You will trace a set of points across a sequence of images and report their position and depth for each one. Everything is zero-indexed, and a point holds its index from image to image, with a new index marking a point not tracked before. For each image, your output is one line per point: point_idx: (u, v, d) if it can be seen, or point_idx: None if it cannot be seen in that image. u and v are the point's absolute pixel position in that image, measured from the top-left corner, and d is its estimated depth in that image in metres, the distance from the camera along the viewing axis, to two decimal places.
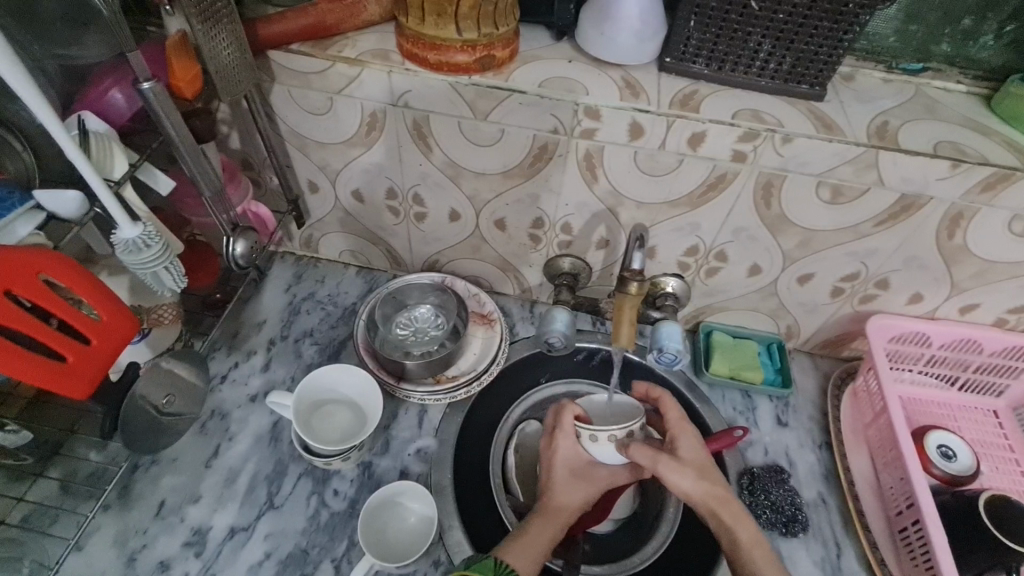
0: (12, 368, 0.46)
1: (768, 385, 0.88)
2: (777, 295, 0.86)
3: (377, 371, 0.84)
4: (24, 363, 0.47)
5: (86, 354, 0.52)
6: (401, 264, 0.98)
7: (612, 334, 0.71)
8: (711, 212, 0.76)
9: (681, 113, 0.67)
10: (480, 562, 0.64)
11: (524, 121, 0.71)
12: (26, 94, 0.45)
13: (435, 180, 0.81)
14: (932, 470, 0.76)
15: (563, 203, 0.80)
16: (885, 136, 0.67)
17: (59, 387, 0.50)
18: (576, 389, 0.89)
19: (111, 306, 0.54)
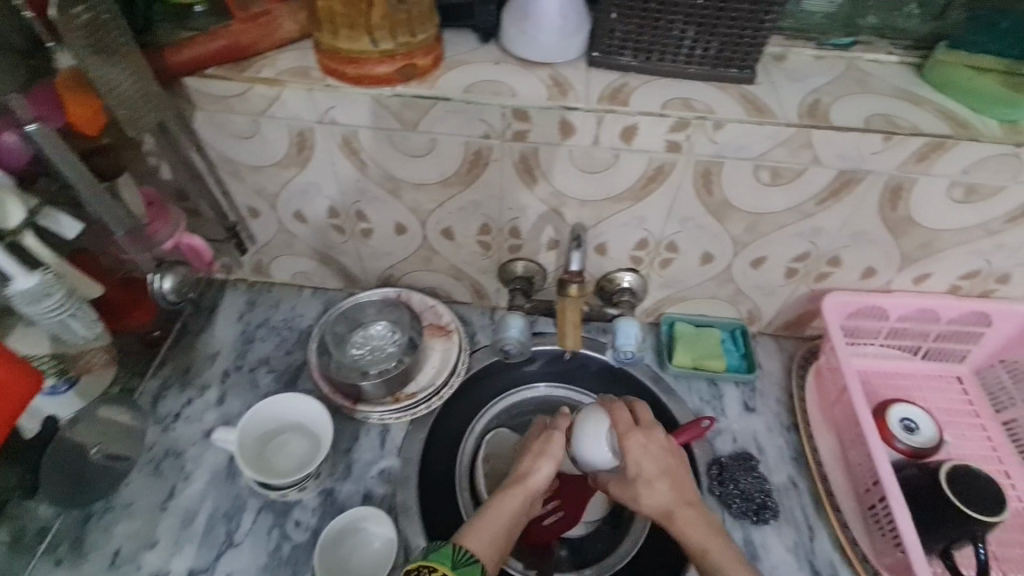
0: None
1: (733, 371, 0.88)
2: (732, 281, 0.86)
3: (333, 395, 0.81)
4: None
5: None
6: (355, 282, 0.97)
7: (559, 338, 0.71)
8: (654, 204, 0.75)
9: (610, 108, 0.66)
10: (438, 550, 0.60)
11: (453, 128, 0.69)
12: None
13: (374, 194, 0.79)
14: (895, 444, 0.74)
15: (507, 207, 0.78)
16: (816, 114, 0.66)
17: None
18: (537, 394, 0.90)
19: (10, 366, 0.54)
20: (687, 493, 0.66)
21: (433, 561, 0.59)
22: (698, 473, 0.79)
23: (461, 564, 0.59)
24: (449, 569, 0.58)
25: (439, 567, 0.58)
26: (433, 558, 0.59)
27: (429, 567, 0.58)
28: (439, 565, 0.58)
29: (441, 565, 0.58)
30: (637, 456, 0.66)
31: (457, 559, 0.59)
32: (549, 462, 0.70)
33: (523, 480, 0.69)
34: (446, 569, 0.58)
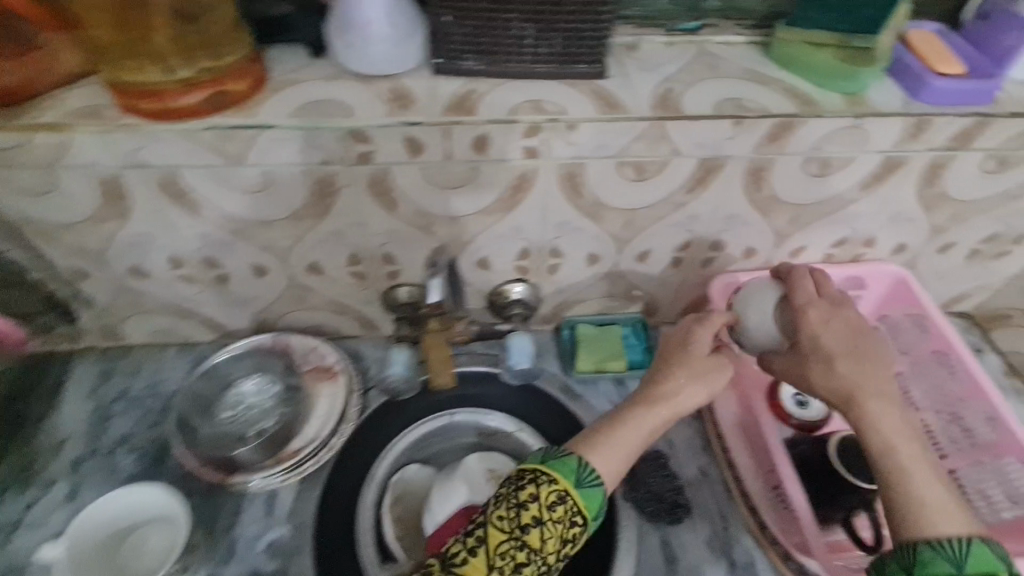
0: None
1: (637, 368, 0.86)
2: (623, 277, 0.84)
3: (202, 469, 0.72)
4: None
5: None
6: (227, 332, 0.87)
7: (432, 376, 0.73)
8: (527, 213, 0.71)
9: (455, 119, 0.60)
10: (561, 460, 0.60)
11: (285, 157, 0.61)
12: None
13: (218, 238, 0.70)
14: (789, 420, 0.79)
15: (372, 233, 0.72)
16: (668, 104, 0.64)
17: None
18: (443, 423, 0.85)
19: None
20: (879, 372, 0.61)
21: (555, 472, 0.58)
22: None
23: (584, 483, 0.59)
24: (572, 485, 0.58)
25: (563, 482, 0.58)
26: (556, 470, 0.59)
27: (547, 477, 0.58)
28: (564, 480, 0.58)
29: (565, 479, 0.58)
30: (815, 329, 0.64)
31: (581, 477, 0.59)
32: (689, 380, 0.66)
33: (671, 396, 0.65)
34: (568, 485, 0.58)
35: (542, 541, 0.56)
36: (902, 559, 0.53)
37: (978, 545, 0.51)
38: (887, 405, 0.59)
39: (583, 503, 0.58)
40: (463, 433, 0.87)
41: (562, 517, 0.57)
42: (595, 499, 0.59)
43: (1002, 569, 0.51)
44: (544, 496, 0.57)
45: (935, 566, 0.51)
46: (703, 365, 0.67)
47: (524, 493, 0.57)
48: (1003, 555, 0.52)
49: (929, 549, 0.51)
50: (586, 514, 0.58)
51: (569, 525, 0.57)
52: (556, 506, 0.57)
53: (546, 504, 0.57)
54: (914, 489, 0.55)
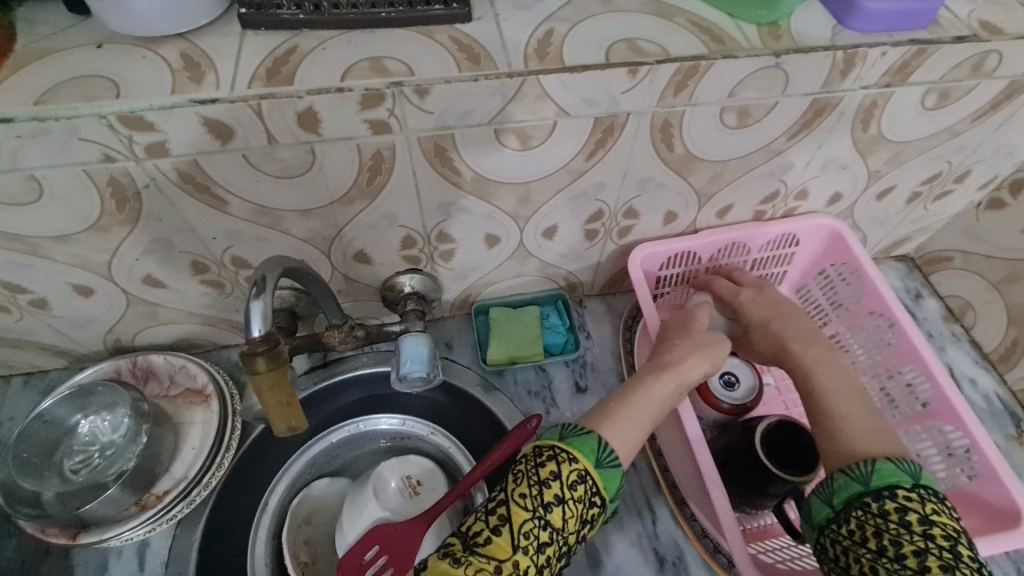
0: None
1: (557, 353, 0.79)
2: (532, 256, 0.74)
3: (42, 530, 0.61)
4: None
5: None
6: (78, 357, 0.74)
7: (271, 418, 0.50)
8: (397, 198, 0.59)
9: (265, 90, 0.46)
10: (580, 439, 0.51)
11: (45, 157, 0.47)
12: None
13: (9, 260, 0.56)
14: (718, 405, 0.69)
15: (209, 237, 0.58)
16: (547, 53, 0.51)
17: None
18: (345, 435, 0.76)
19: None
20: (813, 330, 0.65)
21: (576, 450, 0.50)
22: None
23: (603, 463, 0.50)
24: (593, 465, 0.49)
25: (583, 460, 0.49)
26: (575, 447, 0.50)
27: (568, 454, 0.49)
28: (584, 458, 0.49)
29: (586, 458, 0.49)
30: (745, 304, 0.69)
31: (601, 457, 0.50)
32: (694, 349, 0.62)
33: (675, 364, 0.60)
34: (590, 465, 0.49)
35: (565, 521, 0.47)
36: (821, 492, 0.52)
37: (885, 460, 0.50)
38: (821, 353, 0.61)
39: (602, 484, 0.49)
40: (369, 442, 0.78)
41: (584, 497, 0.48)
42: (613, 481, 0.50)
43: (907, 480, 0.48)
44: (566, 475, 0.48)
45: (844, 489, 0.50)
46: (707, 334, 0.64)
47: (544, 471, 0.48)
48: (916, 471, 0.49)
49: (840, 474, 0.51)
50: (606, 496, 0.50)
51: (589, 507, 0.48)
52: (578, 486, 0.48)
53: (568, 483, 0.48)
54: (851, 430, 0.54)
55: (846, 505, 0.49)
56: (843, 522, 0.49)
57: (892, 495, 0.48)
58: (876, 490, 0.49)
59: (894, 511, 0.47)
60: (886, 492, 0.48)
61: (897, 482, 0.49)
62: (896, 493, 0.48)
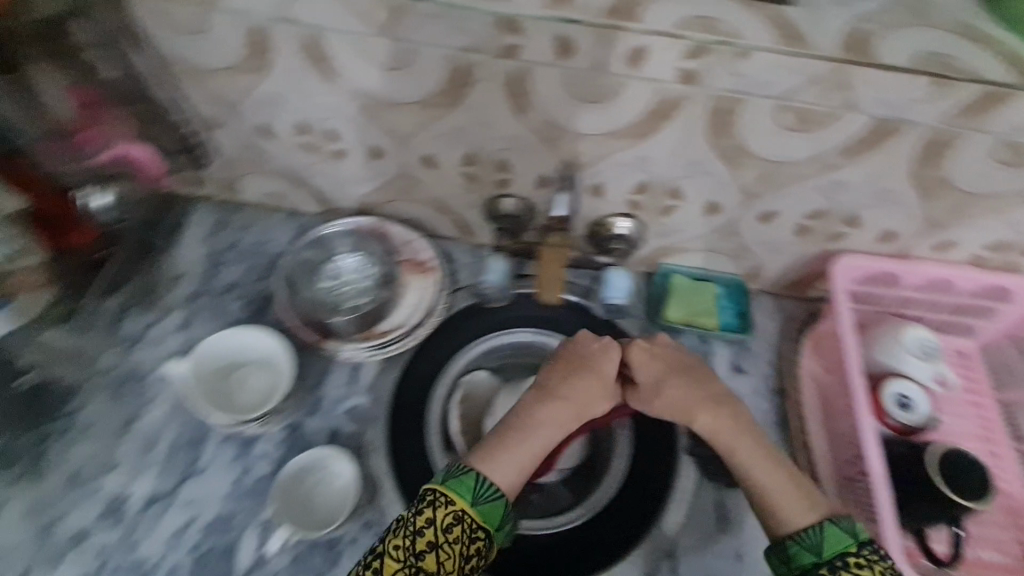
0: None
1: (725, 330, 0.84)
2: (738, 234, 0.79)
3: (302, 326, 0.78)
4: None
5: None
6: (332, 208, 0.90)
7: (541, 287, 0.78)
8: (661, 145, 0.67)
9: (617, 23, 0.55)
10: (459, 480, 0.59)
11: (432, 36, 0.58)
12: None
13: (348, 113, 0.71)
14: (886, 420, 0.71)
15: (495, 136, 0.70)
16: (860, 48, 0.56)
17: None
18: (513, 339, 0.80)
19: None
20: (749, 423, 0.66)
21: (451, 491, 0.58)
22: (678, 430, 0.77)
23: (480, 501, 0.59)
24: (469, 504, 0.58)
25: (458, 501, 0.58)
26: (452, 491, 0.58)
27: (445, 497, 0.57)
28: (459, 500, 0.58)
29: (463, 500, 0.58)
30: (636, 366, 0.70)
31: (478, 495, 0.59)
32: (597, 393, 0.68)
33: (546, 420, 0.66)
34: (464, 505, 0.58)
35: (439, 565, 0.55)
36: (778, 553, 0.59)
37: (830, 526, 0.58)
38: (761, 450, 0.64)
39: (481, 519, 0.58)
40: (527, 354, 0.81)
41: (460, 538, 0.56)
42: (492, 512, 0.59)
43: (852, 544, 0.56)
44: (439, 520, 0.56)
45: (799, 556, 0.58)
46: (573, 388, 0.68)
47: (421, 520, 0.56)
48: (853, 528, 0.58)
49: (794, 542, 0.58)
50: (489, 528, 0.58)
51: (470, 543, 0.56)
52: (453, 528, 0.56)
53: (443, 527, 0.56)
54: (784, 518, 0.60)
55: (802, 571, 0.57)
56: None
57: (845, 563, 0.55)
58: (829, 560, 0.56)
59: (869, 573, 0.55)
60: (836, 561, 0.56)
61: (843, 547, 0.56)
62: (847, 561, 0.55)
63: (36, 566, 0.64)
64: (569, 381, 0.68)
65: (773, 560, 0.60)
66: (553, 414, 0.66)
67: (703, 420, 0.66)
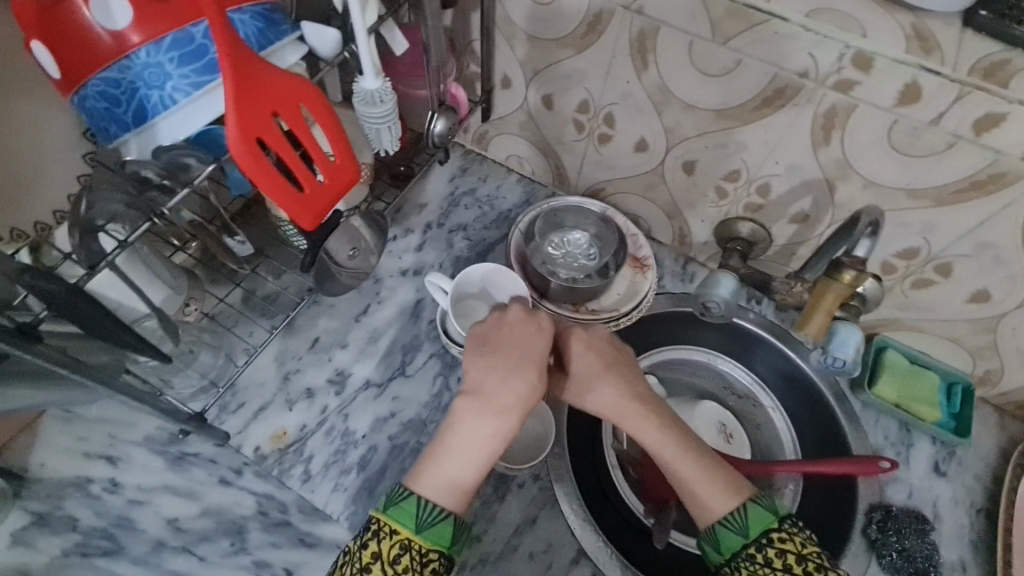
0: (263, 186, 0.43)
1: (939, 427, 0.77)
2: (993, 332, 0.72)
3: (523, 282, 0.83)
4: (272, 183, 0.43)
5: (164, 10, 0.49)
6: (564, 183, 0.95)
7: (801, 320, 0.68)
8: (958, 215, 0.63)
9: (981, 84, 0.53)
10: (399, 510, 0.57)
11: (767, 56, 0.61)
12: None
13: (637, 103, 0.75)
14: None
15: (773, 161, 0.71)
16: None
17: (85, 78, 0.49)
18: (689, 355, 0.86)
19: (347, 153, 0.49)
20: (626, 407, 0.64)
21: (394, 521, 0.56)
22: (857, 509, 0.73)
23: (425, 526, 0.56)
24: (413, 532, 0.55)
25: (400, 530, 0.55)
26: (393, 519, 0.56)
27: (389, 529, 0.55)
28: (402, 529, 0.55)
29: (405, 528, 0.55)
30: (507, 324, 0.65)
31: (421, 520, 0.56)
32: (506, 372, 0.62)
33: (484, 397, 0.61)
34: (409, 534, 0.55)
35: None
36: (710, 542, 0.58)
37: (755, 507, 0.57)
38: (638, 424, 0.63)
39: (429, 543, 0.55)
40: (701, 375, 0.87)
41: (411, 565, 0.54)
42: (439, 534, 0.56)
43: (773, 522, 0.55)
44: (387, 552, 0.54)
45: (727, 540, 0.56)
46: (482, 372, 0.62)
47: (366, 555, 0.54)
48: (774, 505, 0.57)
49: (719, 527, 0.57)
50: (441, 548, 0.56)
51: (423, 566, 0.55)
52: (400, 559, 0.54)
53: (389, 559, 0.54)
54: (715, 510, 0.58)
55: (734, 557, 0.56)
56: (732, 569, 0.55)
57: (769, 540, 0.54)
58: (755, 537, 0.55)
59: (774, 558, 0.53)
60: (761, 539, 0.55)
61: (766, 524, 0.55)
62: (772, 538, 0.54)
63: (273, 404, 0.75)
64: (484, 363, 0.63)
65: (710, 554, 0.58)
66: (481, 428, 0.61)
67: (601, 401, 0.65)
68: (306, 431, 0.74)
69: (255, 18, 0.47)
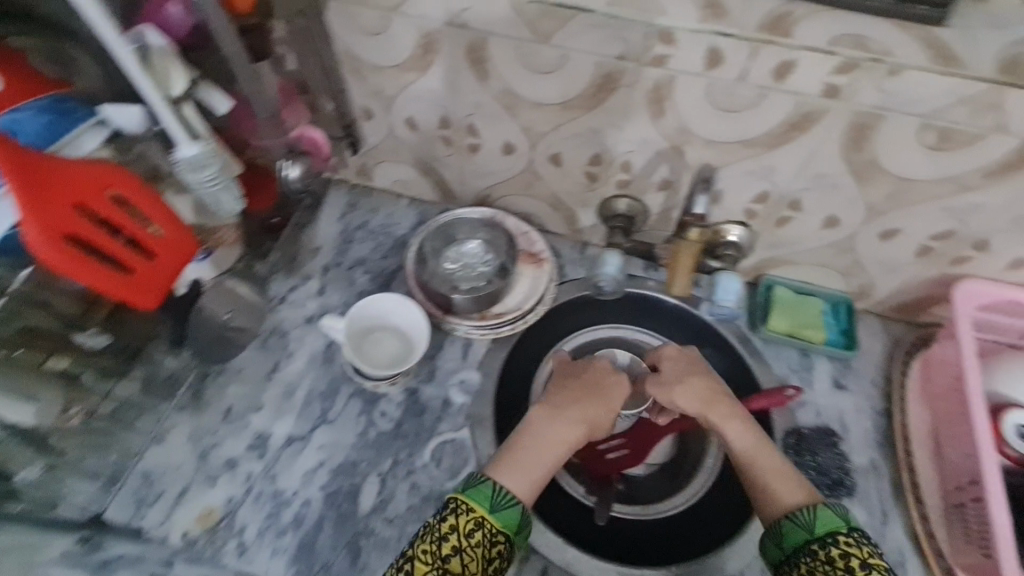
0: (75, 273, 0.47)
1: (830, 346, 0.83)
2: (853, 251, 0.79)
3: (425, 303, 0.85)
4: (82, 268, 0.48)
5: None
6: (452, 198, 0.96)
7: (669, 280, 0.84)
8: (790, 155, 0.69)
9: (770, 38, 0.59)
10: (477, 489, 0.61)
11: (587, 46, 0.65)
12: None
13: (490, 110, 0.78)
14: (1004, 450, 0.71)
15: (625, 138, 0.75)
16: (1016, 71, 0.57)
17: None
18: (606, 334, 0.86)
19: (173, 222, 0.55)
20: (724, 414, 0.69)
21: (472, 500, 0.60)
22: (773, 437, 0.78)
23: (499, 507, 0.61)
24: (488, 512, 0.60)
25: (478, 509, 0.60)
26: (472, 498, 0.60)
27: (467, 505, 0.60)
28: (478, 507, 0.60)
29: (481, 507, 0.60)
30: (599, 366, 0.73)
31: (495, 502, 0.61)
32: (603, 399, 0.70)
33: (564, 419, 0.68)
34: (484, 513, 0.60)
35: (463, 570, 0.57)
36: (771, 534, 0.62)
37: (824, 507, 0.61)
38: (737, 430, 0.68)
39: (498, 525, 0.60)
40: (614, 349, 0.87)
41: (482, 541, 0.59)
42: (508, 517, 0.61)
43: (842, 525, 0.59)
44: (462, 526, 0.59)
45: (791, 533, 0.60)
46: (561, 395, 0.71)
47: (446, 527, 0.58)
48: (845, 515, 0.60)
49: (786, 521, 0.61)
50: (507, 531, 0.60)
51: (491, 546, 0.59)
52: (473, 534, 0.59)
53: (465, 533, 0.58)
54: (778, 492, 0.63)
55: (795, 550, 0.59)
56: (792, 567, 0.59)
57: (834, 541, 0.58)
58: (821, 537, 0.59)
59: (837, 558, 0.57)
60: (827, 538, 0.58)
61: (835, 527, 0.59)
62: (839, 539, 0.58)
63: (194, 485, 0.73)
64: (562, 387, 0.72)
65: (770, 547, 0.62)
66: (558, 432, 0.68)
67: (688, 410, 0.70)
68: (234, 503, 0.72)
69: (39, 114, 0.53)
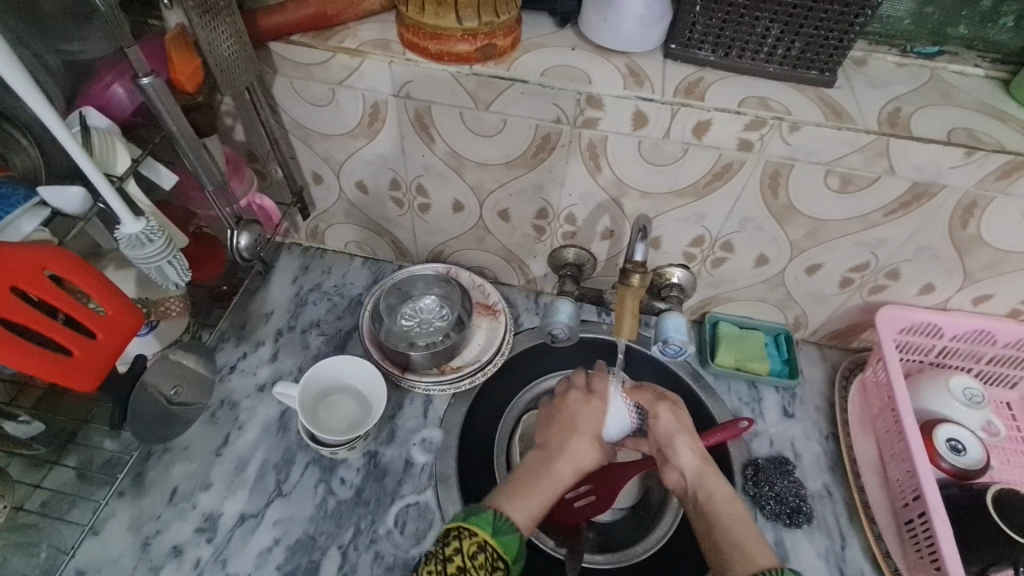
0: (14, 361, 0.46)
1: (775, 376, 0.87)
2: (784, 285, 0.85)
3: (382, 362, 0.84)
4: (24, 357, 0.46)
5: None
6: (406, 255, 0.98)
7: (615, 326, 0.75)
8: (716, 202, 0.75)
9: (686, 101, 0.66)
10: (479, 515, 0.60)
11: (526, 111, 0.70)
12: (16, 83, 0.44)
13: (438, 171, 0.81)
14: (941, 464, 0.75)
15: (568, 193, 0.79)
16: (896, 123, 0.65)
17: None
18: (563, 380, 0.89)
19: (117, 302, 0.53)
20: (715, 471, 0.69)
21: (473, 524, 0.59)
22: (733, 471, 0.80)
23: (501, 531, 0.59)
24: (490, 535, 0.58)
25: (480, 533, 0.58)
26: (474, 523, 0.59)
27: (468, 530, 0.58)
28: (481, 531, 0.58)
29: (483, 531, 0.58)
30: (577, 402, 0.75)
31: (498, 527, 0.59)
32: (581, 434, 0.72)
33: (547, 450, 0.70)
34: (487, 535, 0.58)
35: None
36: None
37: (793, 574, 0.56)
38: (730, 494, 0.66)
39: (500, 550, 0.58)
40: None
41: (486, 563, 0.57)
42: (511, 544, 0.59)
43: None
44: (467, 548, 0.57)
45: None
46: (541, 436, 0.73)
47: (449, 549, 0.56)
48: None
49: None
50: (507, 558, 0.59)
51: (493, 571, 0.57)
52: (477, 556, 0.57)
53: (469, 554, 0.56)
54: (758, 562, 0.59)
55: None
56: None
57: None
58: None
59: None
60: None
61: None
62: None
63: None
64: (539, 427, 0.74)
65: None
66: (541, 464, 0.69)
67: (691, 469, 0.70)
68: None
69: None
